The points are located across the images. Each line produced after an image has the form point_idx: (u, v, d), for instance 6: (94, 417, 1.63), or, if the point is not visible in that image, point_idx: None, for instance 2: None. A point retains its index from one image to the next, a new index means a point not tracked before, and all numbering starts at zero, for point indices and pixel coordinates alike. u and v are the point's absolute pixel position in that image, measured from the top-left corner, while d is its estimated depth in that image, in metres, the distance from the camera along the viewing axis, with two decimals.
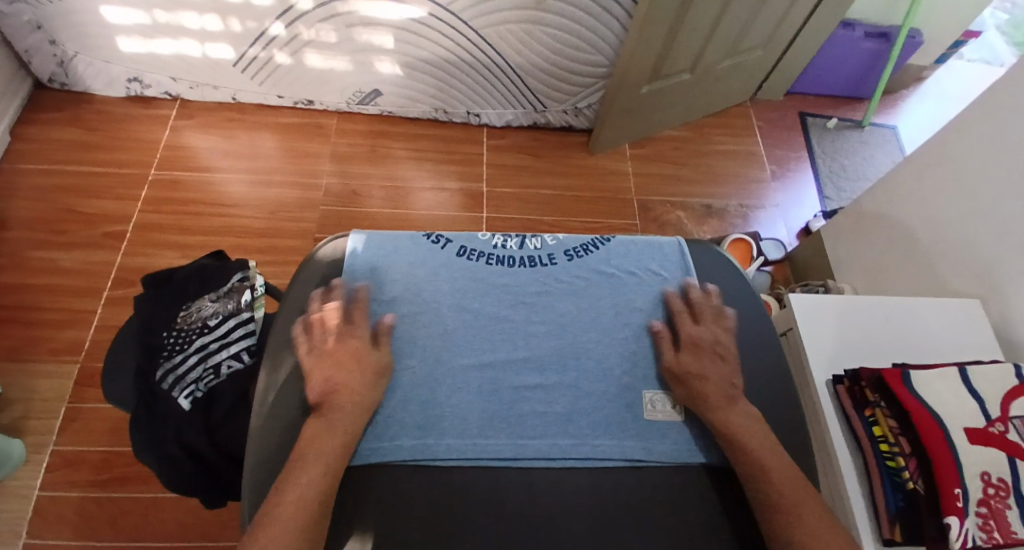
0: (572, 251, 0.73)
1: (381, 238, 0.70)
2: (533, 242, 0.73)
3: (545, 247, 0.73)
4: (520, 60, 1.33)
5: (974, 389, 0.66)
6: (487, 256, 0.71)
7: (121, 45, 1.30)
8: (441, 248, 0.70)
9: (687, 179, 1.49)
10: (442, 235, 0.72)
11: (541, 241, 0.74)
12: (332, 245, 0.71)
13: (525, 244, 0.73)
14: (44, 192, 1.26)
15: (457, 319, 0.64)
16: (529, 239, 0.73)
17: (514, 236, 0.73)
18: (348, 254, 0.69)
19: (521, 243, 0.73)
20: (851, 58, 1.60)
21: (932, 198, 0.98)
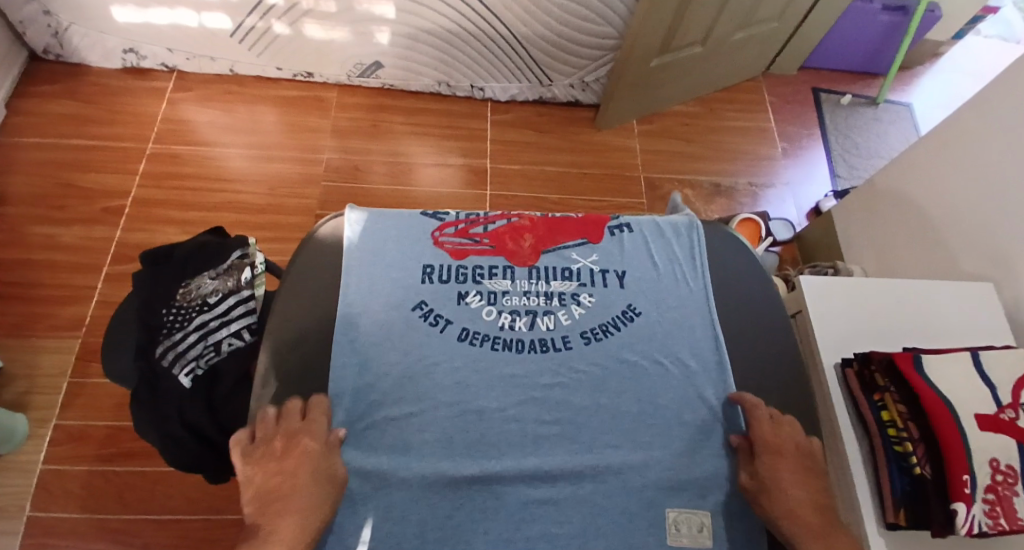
0: (589, 333, 0.66)
1: (377, 231, 0.72)
2: (544, 323, 0.67)
3: (558, 327, 0.67)
4: (526, 31, 1.29)
5: (986, 375, 0.65)
6: (492, 339, 0.65)
7: (115, 15, 1.26)
8: (441, 332, 0.65)
9: (695, 157, 1.45)
10: (441, 315, 0.66)
11: (554, 319, 0.68)
12: (332, 224, 0.72)
13: (536, 324, 0.67)
14: (41, 167, 1.24)
15: (461, 424, 0.58)
16: (540, 318, 0.67)
17: (523, 314, 0.68)
18: (346, 236, 0.71)
19: (531, 322, 0.67)
20: (868, 31, 1.55)
21: (948, 177, 0.95)
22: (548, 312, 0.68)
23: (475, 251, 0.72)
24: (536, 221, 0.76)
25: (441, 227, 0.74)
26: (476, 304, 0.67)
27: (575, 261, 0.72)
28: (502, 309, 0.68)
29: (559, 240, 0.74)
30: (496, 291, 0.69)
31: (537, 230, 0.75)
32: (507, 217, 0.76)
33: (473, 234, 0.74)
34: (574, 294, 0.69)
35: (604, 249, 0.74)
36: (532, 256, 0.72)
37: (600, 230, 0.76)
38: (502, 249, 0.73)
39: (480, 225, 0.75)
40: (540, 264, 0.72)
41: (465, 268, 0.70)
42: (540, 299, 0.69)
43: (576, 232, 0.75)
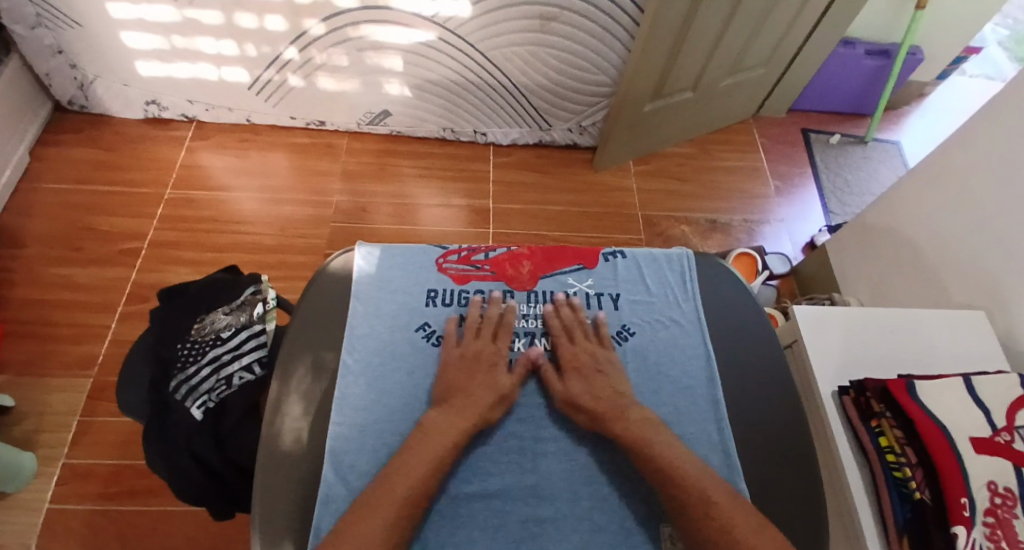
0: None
1: (385, 268, 0.75)
2: (541, 344, 0.70)
3: (555, 348, 0.70)
4: (525, 80, 1.36)
5: (980, 400, 0.66)
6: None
7: (140, 69, 1.35)
8: (442, 352, 0.68)
9: (691, 195, 1.50)
10: (443, 336, 0.69)
11: (551, 341, 0.71)
12: (343, 258, 0.75)
13: (533, 345, 0.70)
14: (63, 211, 1.30)
15: None
16: (538, 339, 0.71)
17: (522, 336, 0.71)
18: (355, 271, 0.74)
19: (529, 344, 0.70)
20: (852, 76, 1.63)
21: (936, 211, 0.99)
22: (545, 334, 0.71)
23: (477, 276, 0.75)
24: (535, 249, 0.79)
25: (445, 254, 0.78)
26: (476, 326, 0.71)
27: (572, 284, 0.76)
28: (502, 330, 0.71)
29: (556, 266, 0.78)
30: (496, 313, 0.72)
31: (536, 256, 0.78)
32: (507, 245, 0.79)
33: (475, 260, 0.77)
34: (570, 317, 0.73)
35: (600, 274, 0.77)
36: (530, 280, 0.76)
37: (596, 257, 0.79)
38: (501, 275, 0.76)
39: (481, 252, 0.78)
40: (539, 288, 0.75)
41: (467, 293, 0.74)
42: (537, 321, 0.72)
43: (572, 258, 0.79)
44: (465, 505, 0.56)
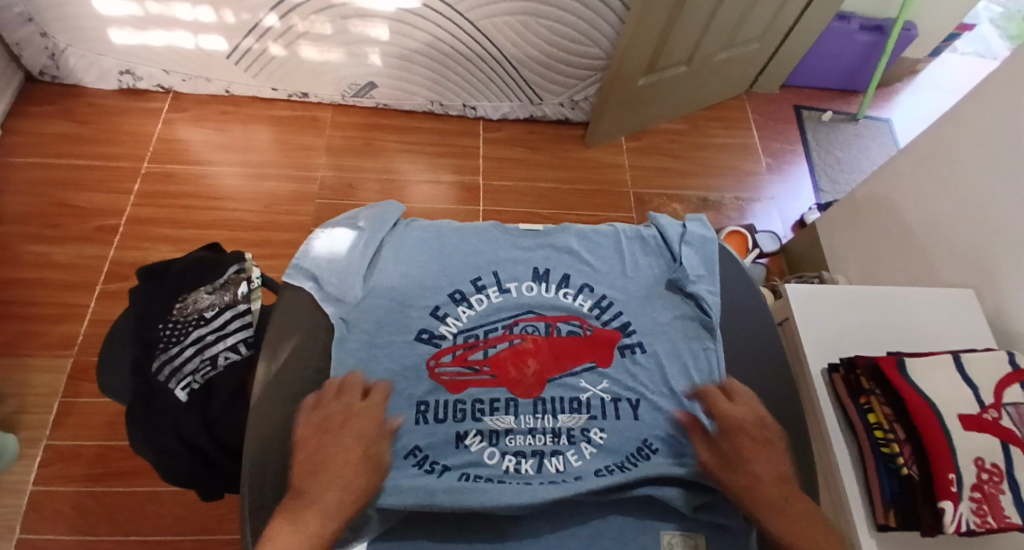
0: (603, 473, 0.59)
1: (364, 258, 0.70)
2: (553, 465, 0.59)
3: (569, 468, 0.59)
4: (517, 52, 1.32)
5: (969, 377, 0.66)
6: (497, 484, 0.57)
7: (112, 37, 1.28)
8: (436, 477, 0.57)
9: (683, 172, 1.49)
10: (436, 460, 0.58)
11: (563, 460, 0.60)
12: (324, 239, 0.72)
13: (543, 466, 0.59)
14: (36, 186, 1.25)
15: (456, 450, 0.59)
16: (549, 458, 0.60)
17: (529, 457, 0.60)
18: (333, 258, 0.70)
19: (538, 465, 0.59)
20: (846, 51, 1.61)
21: (927, 189, 0.98)
22: (556, 453, 0.60)
23: (475, 381, 0.63)
24: (540, 343, 0.67)
25: (438, 353, 0.65)
26: (476, 447, 0.60)
27: (584, 389, 0.64)
28: (506, 450, 0.60)
29: (567, 366, 0.66)
30: (498, 429, 0.61)
31: (542, 352, 0.66)
32: (509, 336, 0.67)
33: (471, 360, 0.65)
34: (583, 429, 0.62)
35: (616, 374, 0.66)
36: (536, 386, 0.64)
37: (611, 352, 0.67)
38: (503, 379, 0.64)
39: (479, 350, 0.66)
40: (546, 395, 0.64)
41: (464, 405, 0.62)
42: (547, 437, 0.61)
43: (584, 351, 0.67)
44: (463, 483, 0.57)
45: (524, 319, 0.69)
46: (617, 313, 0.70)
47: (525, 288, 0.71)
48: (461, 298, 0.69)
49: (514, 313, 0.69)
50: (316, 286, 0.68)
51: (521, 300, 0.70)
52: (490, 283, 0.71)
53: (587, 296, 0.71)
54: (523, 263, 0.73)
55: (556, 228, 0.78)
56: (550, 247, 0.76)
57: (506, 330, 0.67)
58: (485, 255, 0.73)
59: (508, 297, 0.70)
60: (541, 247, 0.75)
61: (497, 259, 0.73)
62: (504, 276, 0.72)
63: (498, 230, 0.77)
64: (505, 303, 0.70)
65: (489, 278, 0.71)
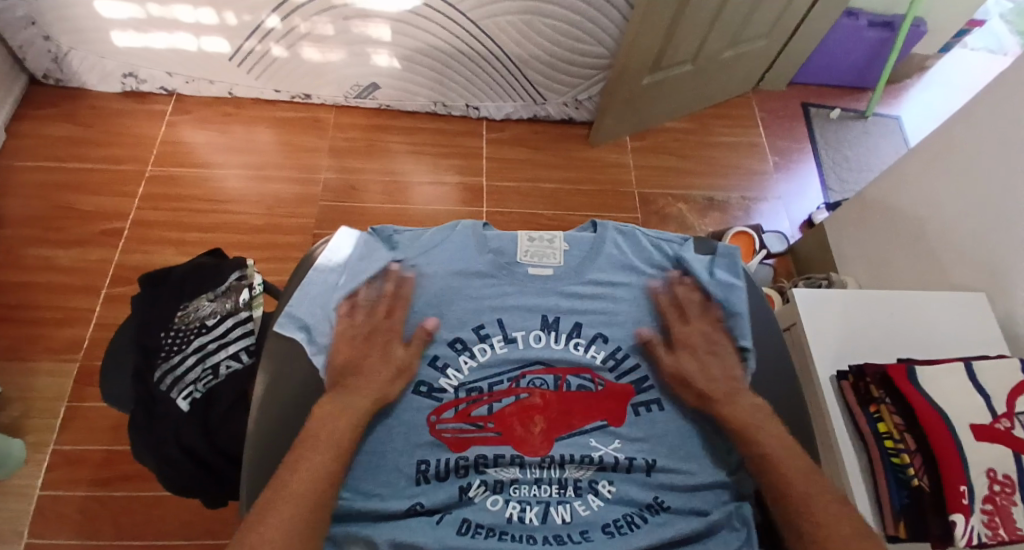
0: (613, 526, 0.56)
1: (345, 310, 0.63)
2: (559, 515, 0.56)
3: (576, 519, 0.56)
4: (520, 51, 1.31)
5: (981, 385, 0.65)
6: (499, 534, 0.54)
7: (115, 40, 1.28)
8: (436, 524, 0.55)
9: (689, 171, 1.47)
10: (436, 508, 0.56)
11: (570, 508, 0.57)
12: (304, 287, 0.64)
13: (548, 515, 0.56)
14: (40, 190, 1.25)
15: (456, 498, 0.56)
16: (554, 506, 0.57)
17: (534, 502, 0.57)
18: (310, 312, 0.62)
19: (543, 513, 0.56)
20: (854, 48, 1.59)
21: (939, 189, 0.96)
22: (563, 502, 0.57)
23: (478, 440, 0.59)
24: (549, 397, 0.62)
25: (440, 407, 0.60)
26: (480, 497, 0.57)
27: (595, 449, 0.59)
28: (510, 497, 0.57)
29: (577, 423, 0.61)
30: (503, 479, 0.57)
31: (550, 408, 0.61)
32: (515, 390, 0.62)
33: (475, 416, 0.60)
34: (592, 481, 0.58)
35: (629, 433, 0.61)
36: (544, 444, 0.59)
37: (622, 409, 0.62)
38: (509, 436, 0.59)
39: (483, 405, 0.61)
40: (557, 454, 0.59)
41: (466, 461, 0.57)
42: (553, 488, 0.58)
43: (595, 407, 0.62)
44: (469, 533, 0.54)
45: (532, 371, 0.63)
46: (633, 365, 0.64)
47: (532, 338, 0.65)
48: (463, 348, 0.63)
49: (521, 364, 0.64)
50: (307, 337, 0.61)
51: (529, 352, 0.64)
52: (495, 331, 0.64)
53: (600, 347, 0.65)
54: (530, 310, 0.66)
55: (572, 266, 0.69)
56: (562, 292, 0.68)
57: (512, 384, 0.62)
58: (489, 298, 0.66)
59: (514, 348, 0.64)
60: (551, 291, 0.68)
61: (504, 304, 0.66)
62: (508, 324, 0.65)
63: (502, 269, 0.68)
64: (512, 355, 0.64)
65: (495, 326, 0.65)
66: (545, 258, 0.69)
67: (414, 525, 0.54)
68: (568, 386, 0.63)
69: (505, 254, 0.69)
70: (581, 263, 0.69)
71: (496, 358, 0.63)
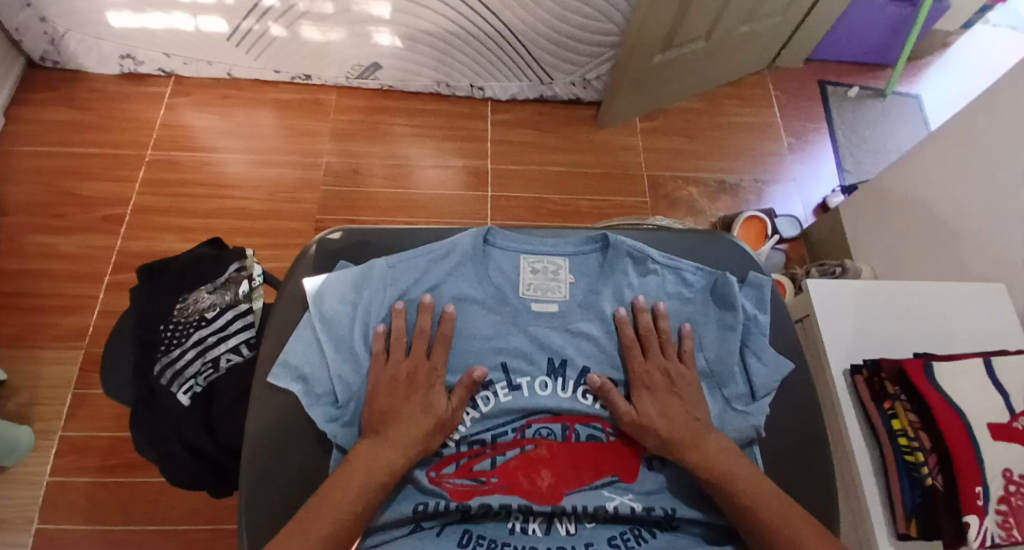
0: (618, 539, 0.54)
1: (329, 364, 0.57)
2: (563, 528, 0.54)
3: (581, 533, 0.54)
4: (526, 29, 1.26)
5: (1001, 384, 0.63)
6: (501, 545, 0.52)
7: (111, 20, 1.25)
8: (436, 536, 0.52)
9: (700, 153, 1.43)
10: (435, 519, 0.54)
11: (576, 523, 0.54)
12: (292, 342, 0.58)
13: (552, 525, 0.54)
14: (41, 176, 1.24)
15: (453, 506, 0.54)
16: (559, 520, 0.54)
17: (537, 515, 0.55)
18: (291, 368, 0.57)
19: (547, 527, 0.54)
20: (875, 23, 1.52)
21: (958, 175, 0.93)
22: (568, 514, 0.55)
23: (480, 492, 0.54)
24: (555, 449, 0.57)
25: (440, 462, 0.57)
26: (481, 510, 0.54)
27: (609, 499, 0.55)
28: (512, 506, 0.55)
29: (586, 478, 0.56)
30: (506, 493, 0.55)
31: (557, 461, 0.57)
32: (520, 442, 0.58)
33: (477, 470, 0.56)
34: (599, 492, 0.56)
35: (643, 485, 0.57)
36: (552, 498, 0.54)
37: (635, 463, 0.58)
38: (514, 489, 0.54)
39: (486, 459, 0.57)
40: (567, 505, 0.54)
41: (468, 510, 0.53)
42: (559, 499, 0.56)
43: (606, 459, 0.58)
44: (471, 544, 0.52)
45: (538, 420, 0.59)
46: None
47: (537, 385, 0.59)
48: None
49: (525, 413, 0.59)
50: (303, 389, 0.56)
51: (535, 401, 0.59)
52: (498, 378, 0.59)
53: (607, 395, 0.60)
54: (536, 351, 0.61)
55: (579, 301, 0.63)
56: (570, 329, 0.62)
57: (516, 435, 0.58)
58: (492, 339, 0.61)
59: (518, 396, 0.59)
60: (558, 329, 0.62)
61: (507, 345, 0.60)
62: (513, 368, 0.60)
63: (505, 309, 0.62)
64: (517, 404, 0.59)
65: (496, 373, 0.60)
66: (550, 293, 0.63)
67: (412, 539, 0.52)
68: (576, 442, 0.58)
69: (507, 287, 0.63)
70: (590, 298, 0.64)
71: (444, 407, 0.55)
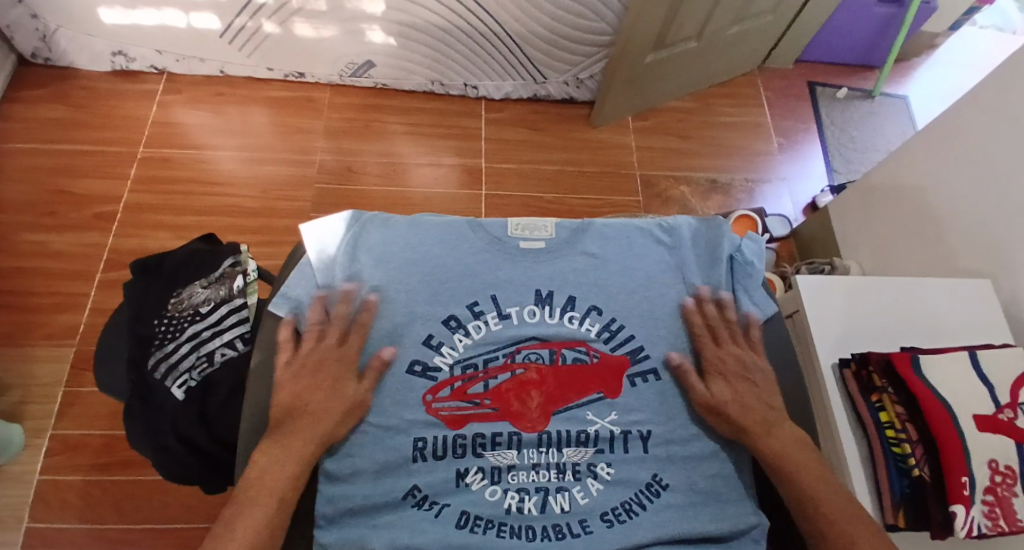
0: (611, 514, 0.56)
1: (325, 290, 0.61)
2: (558, 503, 0.56)
3: (575, 508, 0.56)
4: (519, 28, 1.27)
5: (984, 374, 0.64)
6: (498, 526, 0.55)
7: (102, 17, 1.24)
8: (435, 518, 0.54)
9: (692, 153, 1.45)
10: (433, 497, 0.55)
11: (569, 496, 0.57)
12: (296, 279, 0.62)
13: (548, 503, 0.56)
14: (31, 173, 1.23)
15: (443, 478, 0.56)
16: (552, 493, 0.57)
17: (533, 490, 0.57)
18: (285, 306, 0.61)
19: (542, 502, 0.56)
20: (863, 25, 1.54)
21: (943, 175, 0.95)
22: (562, 489, 0.57)
23: (475, 415, 0.58)
24: (545, 371, 0.61)
25: (434, 386, 0.59)
26: (478, 486, 0.56)
27: (591, 423, 0.59)
28: (508, 486, 0.57)
29: (573, 397, 0.60)
30: (501, 465, 0.57)
31: (547, 382, 0.60)
32: (511, 366, 0.61)
33: (471, 393, 0.59)
34: (590, 465, 0.58)
35: (625, 405, 0.60)
36: (542, 419, 0.59)
37: (619, 381, 0.61)
38: (506, 412, 0.59)
39: (479, 381, 0.59)
40: (553, 430, 0.59)
41: (464, 439, 0.57)
42: (551, 473, 0.57)
43: (591, 380, 0.61)
44: (468, 526, 0.54)
45: (527, 346, 0.62)
46: (629, 336, 0.63)
47: (527, 313, 0.62)
48: (457, 326, 0.61)
49: (515, 340, 0.62)
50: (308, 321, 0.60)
51: (523, 329, 0.62)
52: (488, 308, 0.62)
53: (595, 320, 0.63)
54: (524, 282, 0.64)
55: (564, 239, 0.66)
56: (556, 262, 0.65)
57: (506, 361, 0.61)
58: (483, 273, 0.64)
59: (508, 324, 0.62)
60: (546, 263, 0.65)
61: (497, 278, 0.63)
62: (502, 299, 0.63)
63: (488, 242, 0.65)
64: (507, 332, 0.62)
65: (488, 303, 0.62)
66: (536, 232, 0.67)
67: (411, 521, 0.54)
68: (563, 363, 0.61)
69: (495, 231, 0.67)
70: (573, 235, 0.66)
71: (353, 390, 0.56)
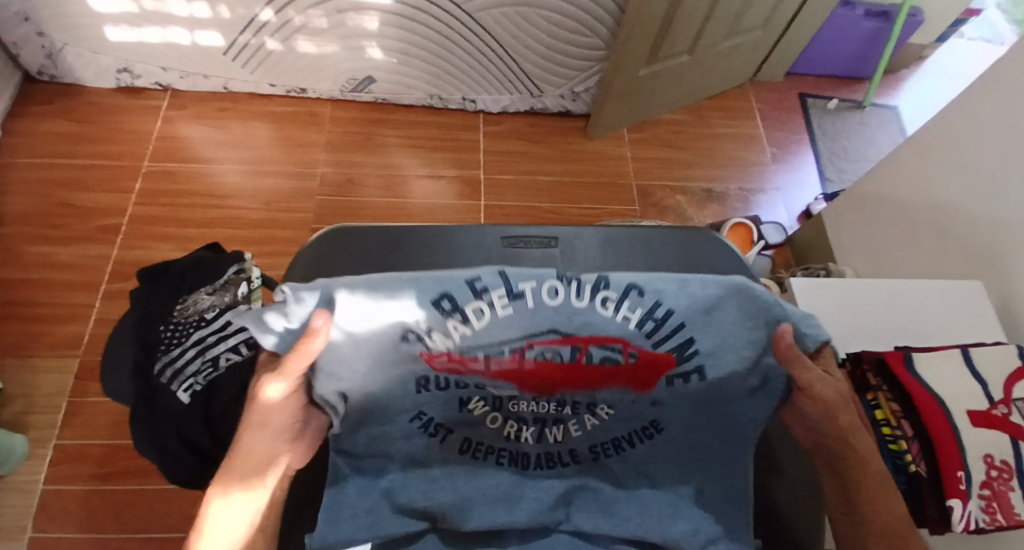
0: (601, 445, 0.46)
1: None
2: (553, 434, 0.45)
3: (569, 437, 0.45)
4: (516, 43, 1.31)
5: (978, 372, 0.65)
6: (498, 451, 0.46)
7: (109, 35, 1.28)
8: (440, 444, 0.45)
9: (687, 163, 1.47)
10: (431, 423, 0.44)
11: (564, 427, 0.45)
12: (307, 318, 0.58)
13: (544, 434, 0.45)
14: (36, 187, 1.25)
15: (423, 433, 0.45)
16: (549, 425, 0.44)
17: (529, 419, 0.44)
18: None
19: (539, 433, 0.45)
20: (851, 38, 1.59)
21: (932, 182, 0.97)
22: (559, 421, 0.44)
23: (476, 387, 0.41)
24: (561, 370, 0.40)
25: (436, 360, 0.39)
26: (479, 412, 0.43)
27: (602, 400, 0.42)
28: (509, 414, 0.44)
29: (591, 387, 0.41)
30: (503, 396, 0.42)
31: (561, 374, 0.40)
32: (520, 362, 0.39)
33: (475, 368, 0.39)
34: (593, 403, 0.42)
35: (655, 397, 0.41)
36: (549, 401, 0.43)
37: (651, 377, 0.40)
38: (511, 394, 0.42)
39: (484, 365, 0.39)
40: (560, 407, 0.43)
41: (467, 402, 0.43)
42: (552, 406, 0.43)
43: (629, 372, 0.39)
44: (471, 452, 0.46)
45: (542, 341, 0.38)
46: None
47: None
48: None
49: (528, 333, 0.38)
50: None
51: None
52: None
53: None
54: None
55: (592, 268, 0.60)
56: None
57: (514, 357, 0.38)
58: None
59: None
60: None
61: None
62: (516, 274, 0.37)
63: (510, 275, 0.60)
64: None
65: None
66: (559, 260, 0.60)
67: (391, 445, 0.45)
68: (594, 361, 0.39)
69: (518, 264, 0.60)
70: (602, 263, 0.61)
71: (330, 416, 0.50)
